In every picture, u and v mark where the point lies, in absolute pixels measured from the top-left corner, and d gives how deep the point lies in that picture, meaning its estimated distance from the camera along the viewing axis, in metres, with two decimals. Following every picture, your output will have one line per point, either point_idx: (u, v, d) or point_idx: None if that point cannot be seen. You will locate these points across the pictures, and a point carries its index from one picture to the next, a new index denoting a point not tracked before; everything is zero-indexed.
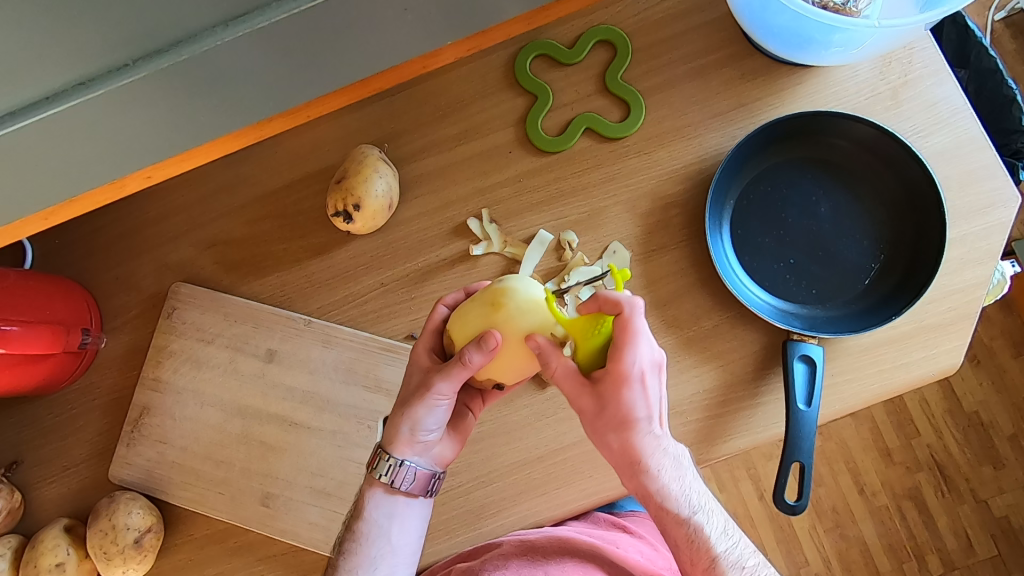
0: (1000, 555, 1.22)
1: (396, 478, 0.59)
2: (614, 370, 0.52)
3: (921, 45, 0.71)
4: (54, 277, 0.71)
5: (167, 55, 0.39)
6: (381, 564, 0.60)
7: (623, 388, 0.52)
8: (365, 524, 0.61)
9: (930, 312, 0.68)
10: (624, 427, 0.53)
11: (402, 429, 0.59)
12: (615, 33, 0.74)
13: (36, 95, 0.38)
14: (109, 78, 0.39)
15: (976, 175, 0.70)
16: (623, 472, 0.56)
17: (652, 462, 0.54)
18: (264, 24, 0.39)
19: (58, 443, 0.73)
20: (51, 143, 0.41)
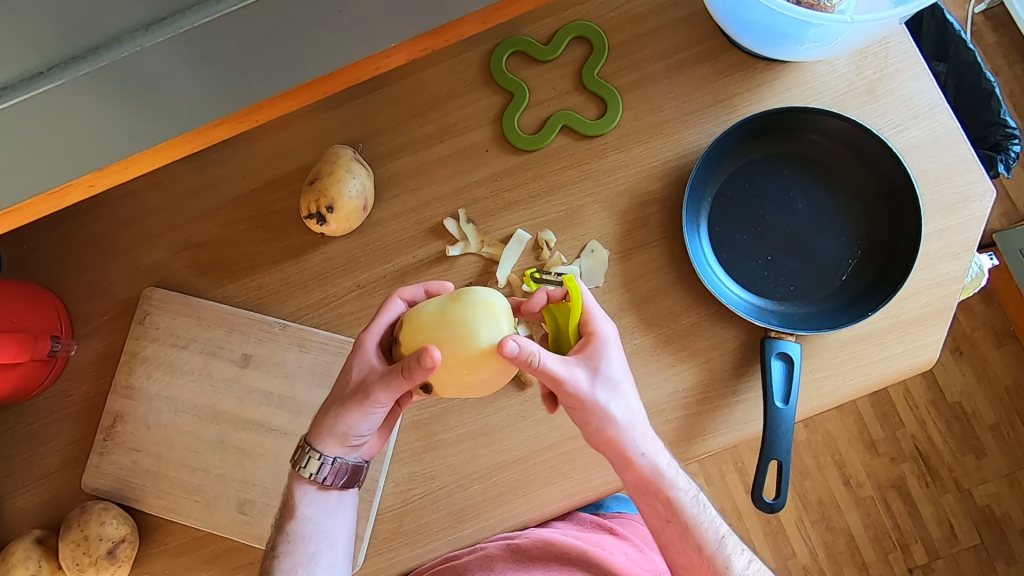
0: (983, 543, 1.23)
1: (324, 474, 0.60)
2: (593, 343, 0.55)
3: (897, 39, 0.71)
4: (21, 283, 0.70)
5: (86, 62, 0.38)
6: (320, 557, 0.61)
7: (603, 355, 0.55)
8: (300, 520, 0.61)
9: (907, 307, 0.68)
10: (614, 397, 0.55)
11: (333, 431, 0.58)
12: (590, 29, 0.73)
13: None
14: (25, 86, 0.37)
15: (952, 169, 0.70)
16: (618, 462, 0.58)
17: (639, 444, 0.57)
18: (187, 28, 0.38)
19: (30, 452, 0.72)
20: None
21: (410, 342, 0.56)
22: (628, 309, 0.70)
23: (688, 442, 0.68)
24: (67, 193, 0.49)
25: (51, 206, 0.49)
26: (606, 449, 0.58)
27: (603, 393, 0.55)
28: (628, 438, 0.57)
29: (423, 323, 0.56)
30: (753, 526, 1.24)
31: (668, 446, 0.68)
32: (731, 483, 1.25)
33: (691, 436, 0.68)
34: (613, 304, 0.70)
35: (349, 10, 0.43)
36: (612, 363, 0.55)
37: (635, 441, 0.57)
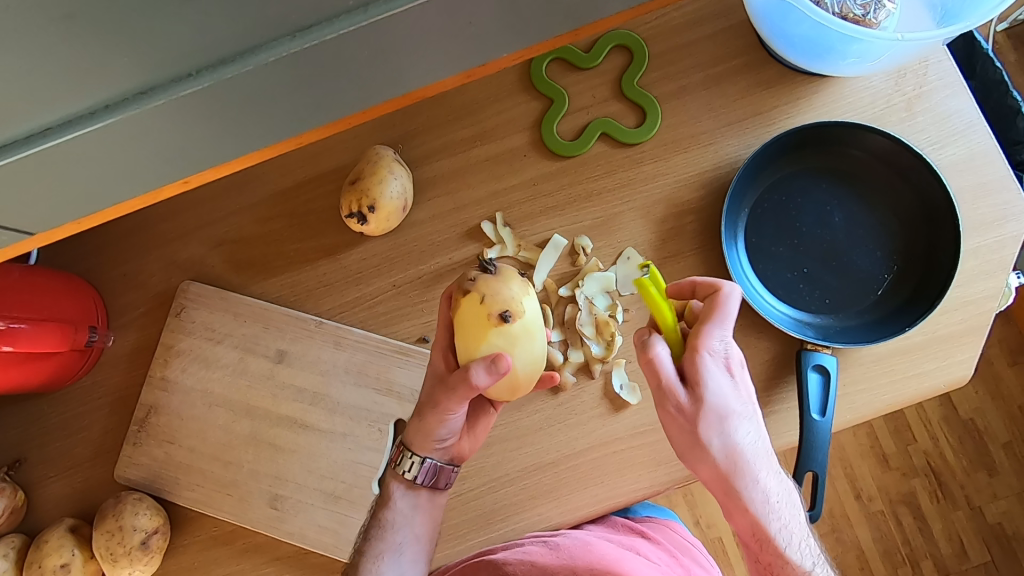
0: (994, 561, 1.23)
1: (417, 473, 0.66)
2: (699, 356, 0.55)
3: (937, 57, 0.72)
4: (61, 274, 0.70)
5: (233, 67, 0.36)
6: (406, 550, 0.66)
7: (714, 376, 0.55)
8: (393, 512, 0.67)
9: (942, 323, 0.68)
10: (726, 427, 0.55)
11: (420, 432, 0.65)
12: (631, 38, 0.74)
13: (88, 108, 0.35)
14: (170, 88, 0.36)
15: (989, 188, 0.70)
16: (726, 495, 0.58)
17: (753, 479, 0.56)
18: (331, 37, 0.36)
19: (63, 442, 0.72)
20: (100, 155, 0.37)
21: (519, 295, 0.56)
22: None
23: None
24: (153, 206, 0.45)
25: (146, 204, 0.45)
26: (720, 480, 0.57)
27: (733, 415, 0.55)
28: (735, 471, 0.56)
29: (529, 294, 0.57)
30: None
31: None
32: None
33: None
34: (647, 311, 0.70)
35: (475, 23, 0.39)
36: (740, 380, 0.56)
37: (754, 472, 0.57)
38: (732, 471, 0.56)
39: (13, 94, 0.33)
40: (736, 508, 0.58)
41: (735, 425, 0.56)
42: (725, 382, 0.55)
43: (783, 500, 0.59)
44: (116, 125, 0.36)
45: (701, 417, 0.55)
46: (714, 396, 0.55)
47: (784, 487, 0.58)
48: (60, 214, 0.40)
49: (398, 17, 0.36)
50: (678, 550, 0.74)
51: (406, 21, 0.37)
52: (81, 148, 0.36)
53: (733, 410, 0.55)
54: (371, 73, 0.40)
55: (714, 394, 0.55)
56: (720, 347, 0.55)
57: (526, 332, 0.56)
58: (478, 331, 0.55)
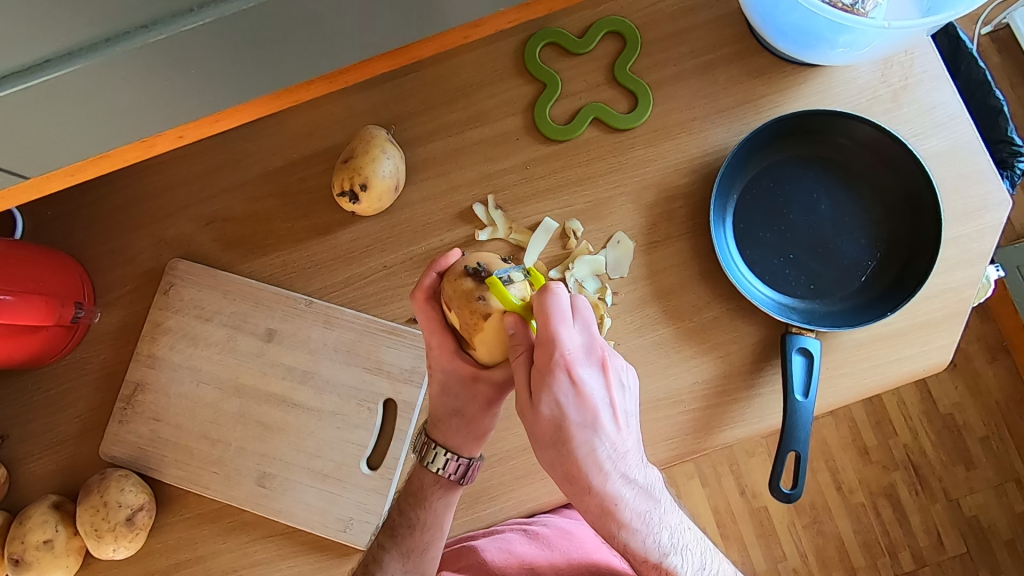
0: (969, 552, 1.26)
1: (449, 471, 0.64)
2: (544, 363, 0.50)
3: (922, 50, 0.73)
4: (47, 248, 0.70)
5: (229, 4, 0.38)
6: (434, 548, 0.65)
7: (556, 384, 0.51)
8: (422, 513, 0.64)
9: (923, 309, 0.70)
10: (567, 435, 0.52)
11: (459, 429, 0.63)
12: (625, 24, 0.74)
13: (90, 40, 0.37)
14: (130, 36, 0.38)
15: (970, 179, 0.72)
16: (571, 494, 0.54)
17: (597, 484, 0.52)
18: None
19: (47, 418, 0.71)
20: (102, 84, 0.40)
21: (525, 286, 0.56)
22: (651, 300, 0.71)
23: (705, 433, 0.69)
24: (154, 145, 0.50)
25: (138, 155, 0.51)
26: (565, 481, 0.53)
27: (572, 426, 0.51)
28: (587, 476, 0.52)
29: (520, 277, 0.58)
30: (748, 527, 1.26)
31: (685, 435, 0.69)
32: (726, 484, 1.27)
33: (707, 428, 0.69)
34: (635, 295, 0.71)
35: None
36: (589, 384, 0.52)
37: (599, 479, 0.52)
38: (571, 477, 0.53)
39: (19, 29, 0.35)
40: (580, 511, 0.55)
41: (576, 435, 0.52)
42: (567, 390, 0.51)
43: (642, 501, 0.54)
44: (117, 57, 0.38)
45: (538, 426, 0.52)
46: (550, 406, 0.51)
47: (642, 490, 0.54)
48: (66, 142, 0.44)
49: None
50: None
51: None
52: (84, 76, 0.39)
53: (570, 418, 0.51)
54: (355, 12, 0.43)
55: (550, 404, 0.51)
56: (565, 352, 0.50)
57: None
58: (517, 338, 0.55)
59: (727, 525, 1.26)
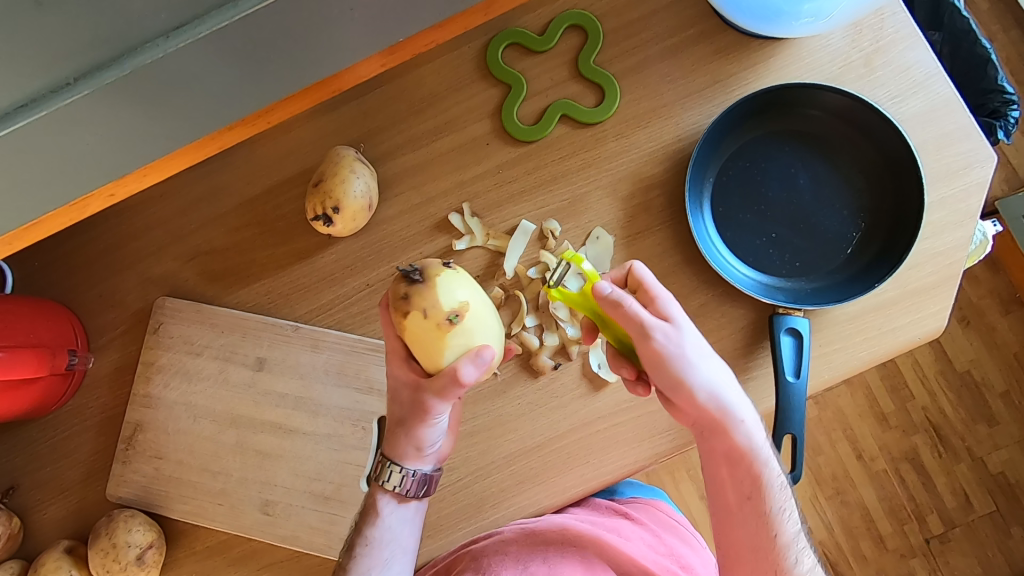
0: (999, 510, 1.24)
1: (405, 486, 0.63)
2: (658, 299, 0.55)
3: (892, 10, 0.71)
4: (35, 299, 0.71)
5: (160, 46, 0.39)
6: (393, 562, 0.65)
7: (674, 314, 0.54)
8: (379, 530, 0.64)
9: (914, 276, 0.68)
10: (689, 363, 0.54)
11: (406, 445, 0.62)
12: (585, 17, 0.73)
13: (22, 99, 0.37)
14: (53, 96, 0.38)
15: (952, 137, 0.70)
16: (705, 440, 0.58)
17: (732, 424, 0.55)
18: (205, 33, 0.39)
19: (55, 465, 0.73)
20: (46, 146, 0.40)
21: (459, 293, 0.55)
22: None
23: None
24: (89, 202, 0.50)
25: (71, 217, 0.51)
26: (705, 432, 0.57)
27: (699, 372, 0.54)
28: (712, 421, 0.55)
29: (461, 282, 0.56)
30: None
31: (682, 426, 0.68)
32: None
33: None
34: None
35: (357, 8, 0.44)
36: (693, 314, 0.56)
37: (731, 422, 0.55)
38: (701, 403, 0.55)
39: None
40: (715, 457, 0.58)
41: (701, 360, 0.54)
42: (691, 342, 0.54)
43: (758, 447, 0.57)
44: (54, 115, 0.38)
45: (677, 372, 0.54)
46: (683, 334, 0.54)
47: (745, 410, 0.58)
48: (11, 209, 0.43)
49: (271, 11, 0.40)
50: (662, 528, 0.76)
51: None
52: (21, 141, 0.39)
53: (694, 343, 0.54)
54: (282, 41, 0.43)
55: (680, 337, 0.53)
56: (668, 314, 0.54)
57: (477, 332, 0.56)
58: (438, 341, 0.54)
59: None
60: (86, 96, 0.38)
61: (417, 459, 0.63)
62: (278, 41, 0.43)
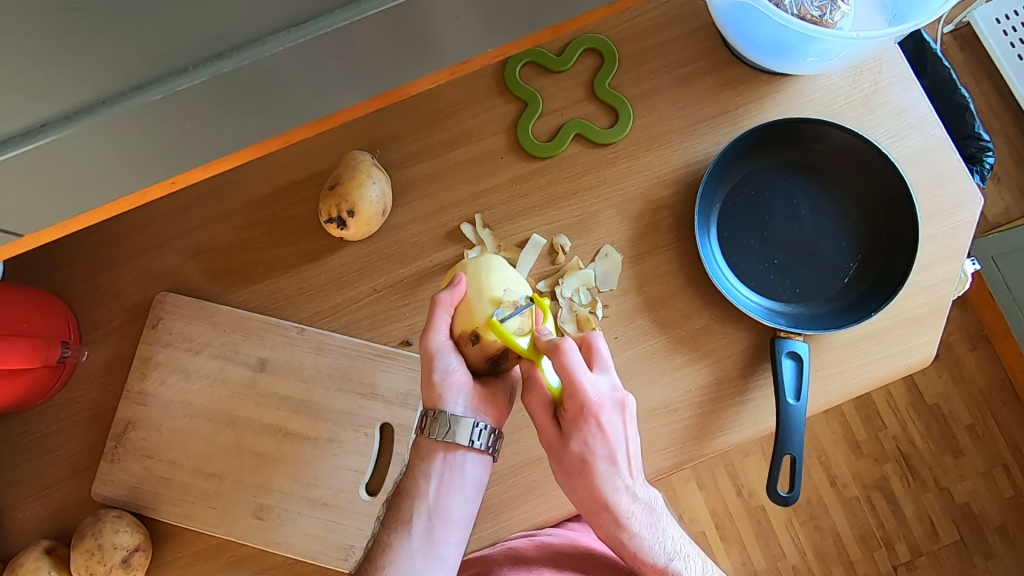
0: (963, 540, 1.28)
1: (442, 430, 0.59)
2: (574, 410, 0.58)
3: (890, 55, 0.76)
4: (30, 288, 0.69)
5: (280, 40, 0.38)
6: (419, 524, 0.61)
7: (586, 428, 0.58)
8: (407, 483, 0.62)
9: (906, 307, 0.71)
10: (590, 466, 0.59)
11: (432, 382, 0.59)
12: (602, 41, 0.75)
13: (140, 81, 0.37)
14: (169, 81, 0.37)
15: (943, 177, 0.74)
16: (589, 514, 0.62)
17: (611, 502, 0.60)
18: (325, 31, 0.38)
19: (36, 461, 0.70)
20: (100, 148, 0.39)
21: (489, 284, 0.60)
22: (642, 311, 0.72)
23: (701, 440, 0.70)
24: (147, 191, 0.45)
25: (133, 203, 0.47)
26: (581, 507, 0.62)
27: (599, 460, 0.59)
28: (596, 505, 0.61)
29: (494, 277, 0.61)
30: (746, 527, 1.27)
31: (683, 443, 0.70)
32: (723, 486, 1.28)
33: (703, 435, 0.70)
34: (627, 307, 0.72)
35: (462, 17, 0.42)
36: (609, 427, 0.59)
37: (612, 500, 0.60)
38: (590, 506, 0.61)
39: (13, 90, 0.34)
40: (596, 528, 0.62)
41: (599, 468, 0.59)
42: (600, 436, 0.58)
43: (642, 512, 0.62)
44: (116, 119, 0.37)
45: (568, 459, 0.59)
46: (595, 446, 0.59)
47: (647, 505, 0.62)
48: (57, 200, 0.42)
49: (384, 13, 0.39)
50: None
51: (384, 16, 0.39)
52: (81, 142, 0.38)
53: (595, 455, 0.59)
54: None
55: (579, 443, 0.59)
56: (592, 402, 0.57)
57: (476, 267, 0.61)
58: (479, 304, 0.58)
59: (725, 526, 1.27)
60: (152, 102, 0.37)
61: (439, 396, 0.59)
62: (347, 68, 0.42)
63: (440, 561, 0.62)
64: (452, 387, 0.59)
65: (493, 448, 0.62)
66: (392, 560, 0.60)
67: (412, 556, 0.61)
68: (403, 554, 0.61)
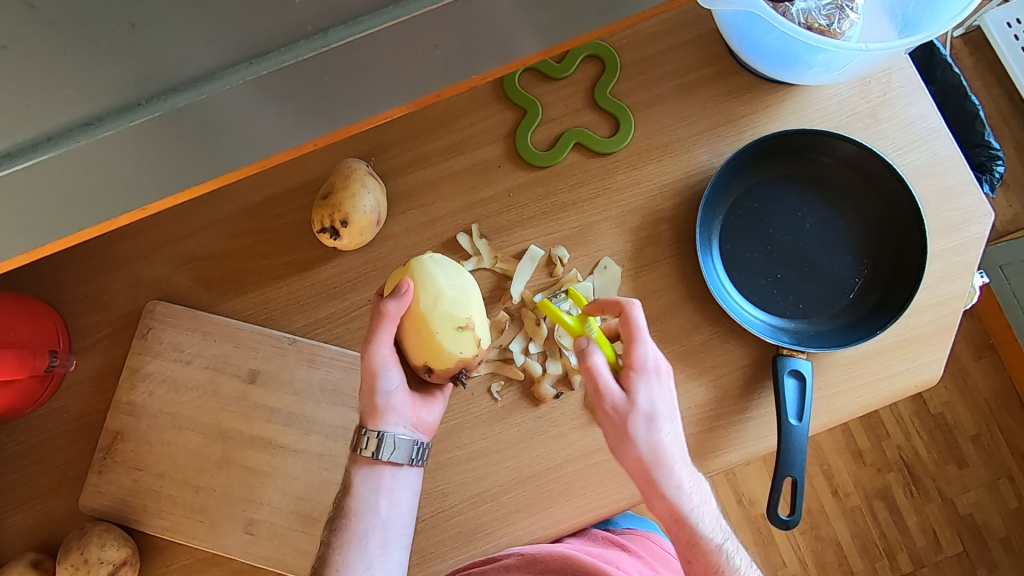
0: (966, 552, 1.26)
1: (380, 450, 0.59)
2: (633, 366, 0.58)
3: (899, 66, 0.74)
4: (18, 296, 0.67)
5: (239, 71, 0.34)
6: (372, 537, 0.60)
7: (646, 382, 0.58)
8: (350, 502, 0.60)
9: (912, 324, 0.70)
10: (654, 427, 0.57)
11: (375, 401, 0.59)
12: (603, 48, 0.74)
13: (90, 116, 0.33)
14: (119, 116, 0.34)
15: (952, 192, 0.72)
16: (645, 487, 0.59)
17: (670, 465, 0.58)
18: (289, 62, 0.34)
19: (21, 471, 0.69)
20: (42, 191, 0.34)
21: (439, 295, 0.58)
22: None
23: (700, 458, 0.68)
24: (113, 222, 0.38)
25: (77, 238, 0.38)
26: (641, 476, 0.58)
27: (660, 417, 0.58)
28: (653, 470, 0.57)
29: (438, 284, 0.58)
30: (746, 538, 1.25)
31: None
32: (723, 495, 1.26)
33: (702, 453, 0.69)
34: None
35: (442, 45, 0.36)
36: (659, 388, 0.58)
37: (669, 464, 0.58)
38: (647, 477, 0.58)
39: None
40: (654, 500, 0.59)
41: (658, 429, 0.58)
42: (654, 391, 0.58)
43: (694, 485, 0.59)
44: (59, 158, 0.33)
45: (625, 420, 0.57)
46: (644, 403, 0.57)
47: (699, 481, 0.60)
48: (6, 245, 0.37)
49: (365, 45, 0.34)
50: (658, 562, 0.75)
51: (367, 45, 0.35)
52: (21, 182, 0.33)
53: (656, 414, 0.58)
54: None
55: (644, 399, 0.57)
56: (648, 357, 0.58)
57: (431, 290, 0.58)
58: (438, 342, 0.58)
59: None
60: (98, 140, 0.33)
61: (380, 416, 0.59)
62: (319, 107, 0.36)
63: (394, 568, 0.61)
64: (393, 409, 0.59)
65: (424, 459, 0.63)
66: None
67: (371, 568, 0.60)
68: (359, 569, 0.59)
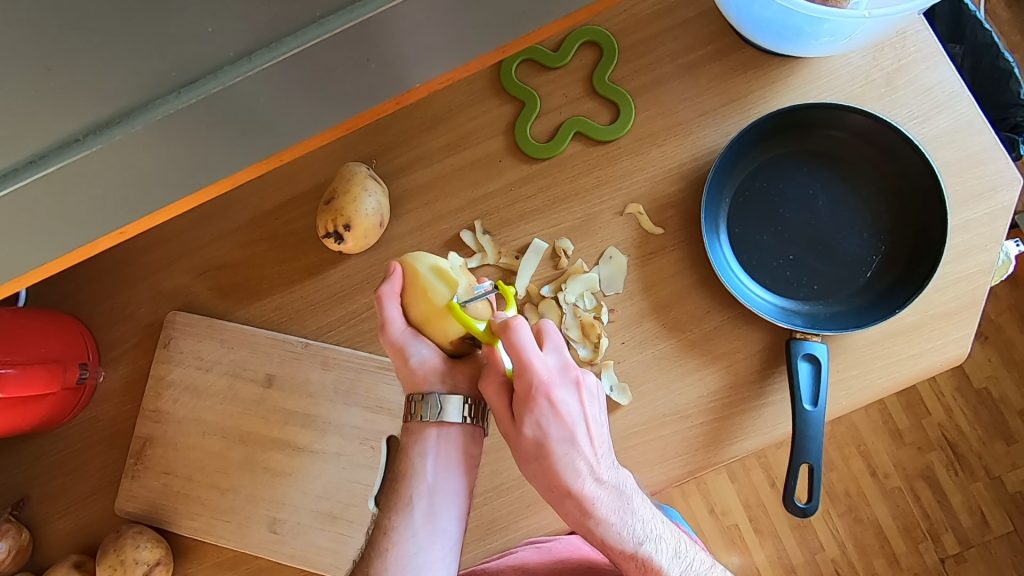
0: (1016, 530, 1.21)
1: (428, 411, 0.62)
2: (523, 393, 0.57)
3: (915, 28, 0.70)
4: (47, 313, 0.71)
5: (207, 83, 0.35)
6: (419, 503, 0.62)
7: (536, 409, 0.58)
8: (401, 464, 0.63)
9: (935, 301, 0.67)
10: (546, 448, 0.59)
11: (412, 370, 0.61)
12: (600, 33, 0.72)
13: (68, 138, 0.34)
14: (97, 137, 0.34)
15: (976, 159, 0.68)
16: (556, 504, 0.61)
17: (575, 488, 0.59)
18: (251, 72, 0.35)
19: (62, 478, 0.72)
20: (32, 213, 0.36)
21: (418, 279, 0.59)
22: (649, 314, 0.69)
23: (717, 446, 0.67)
24: (99, 241, 0.40)
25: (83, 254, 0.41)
26: (548, 491, 0.60)
27: (553, 441, 0.59)
28: (562, 487, 0.59)
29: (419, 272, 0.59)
30: (781, 521, 1.23)
31: (696, 451, 0.67)
32: (755, 478, 1.23)
33: (717, 441, 0.67)
34: (633, 310, 0.70)
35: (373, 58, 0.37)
36: (558, 401, 0.58)
37: (573, 481, 0.59)
38: (551, 489, 0.60)
39: None
40: (561, 512, 0.61)
41: (558, 450, 0.59)
42: (547, 414, 0.58)
43: (612, 497, 0.60)
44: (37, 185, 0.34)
45: (521, 443, 0.59)
46: (545, 428, 0.58)
47: (616, 488, 0.60)
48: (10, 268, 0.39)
49: (327, 50, 0.35)
50: None
51: (327, 50, 0.35)
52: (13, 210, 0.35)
53: (550, 437, 0.58)
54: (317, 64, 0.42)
55: (532, 423, 0.58)
56: (541, 379, 0.57)
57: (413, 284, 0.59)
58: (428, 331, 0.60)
59: (759, 520, 1.23)
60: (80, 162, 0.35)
61: (422, 380, 0.62)
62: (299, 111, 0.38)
63: (449, 536, 0.63)
64: (434, 370, 0.62)
65: (483, 417, 0.64)
66: (393, 541, 0.62)
67: (417, 535, 0.62)
68: (405, 534, 0.62)
